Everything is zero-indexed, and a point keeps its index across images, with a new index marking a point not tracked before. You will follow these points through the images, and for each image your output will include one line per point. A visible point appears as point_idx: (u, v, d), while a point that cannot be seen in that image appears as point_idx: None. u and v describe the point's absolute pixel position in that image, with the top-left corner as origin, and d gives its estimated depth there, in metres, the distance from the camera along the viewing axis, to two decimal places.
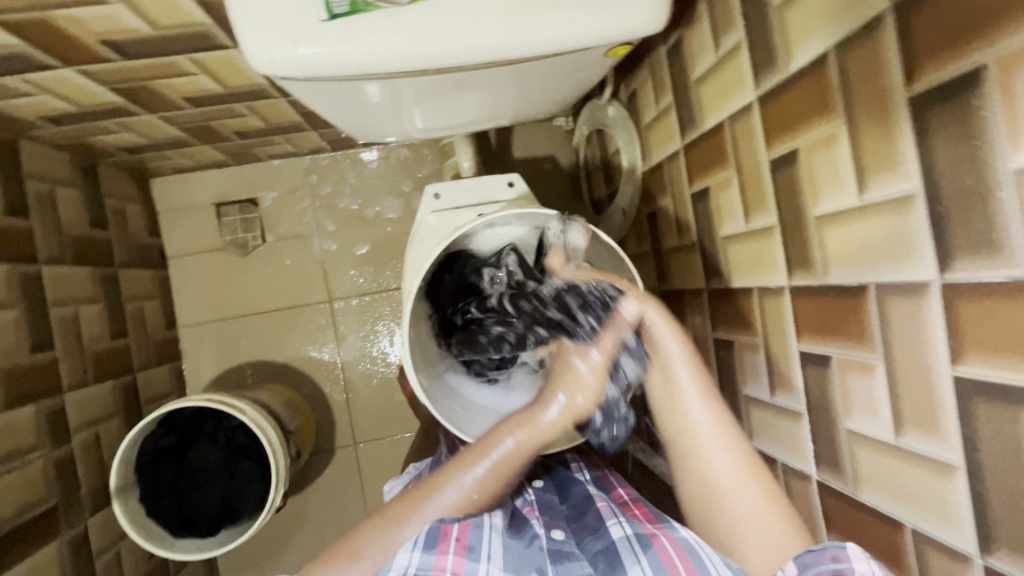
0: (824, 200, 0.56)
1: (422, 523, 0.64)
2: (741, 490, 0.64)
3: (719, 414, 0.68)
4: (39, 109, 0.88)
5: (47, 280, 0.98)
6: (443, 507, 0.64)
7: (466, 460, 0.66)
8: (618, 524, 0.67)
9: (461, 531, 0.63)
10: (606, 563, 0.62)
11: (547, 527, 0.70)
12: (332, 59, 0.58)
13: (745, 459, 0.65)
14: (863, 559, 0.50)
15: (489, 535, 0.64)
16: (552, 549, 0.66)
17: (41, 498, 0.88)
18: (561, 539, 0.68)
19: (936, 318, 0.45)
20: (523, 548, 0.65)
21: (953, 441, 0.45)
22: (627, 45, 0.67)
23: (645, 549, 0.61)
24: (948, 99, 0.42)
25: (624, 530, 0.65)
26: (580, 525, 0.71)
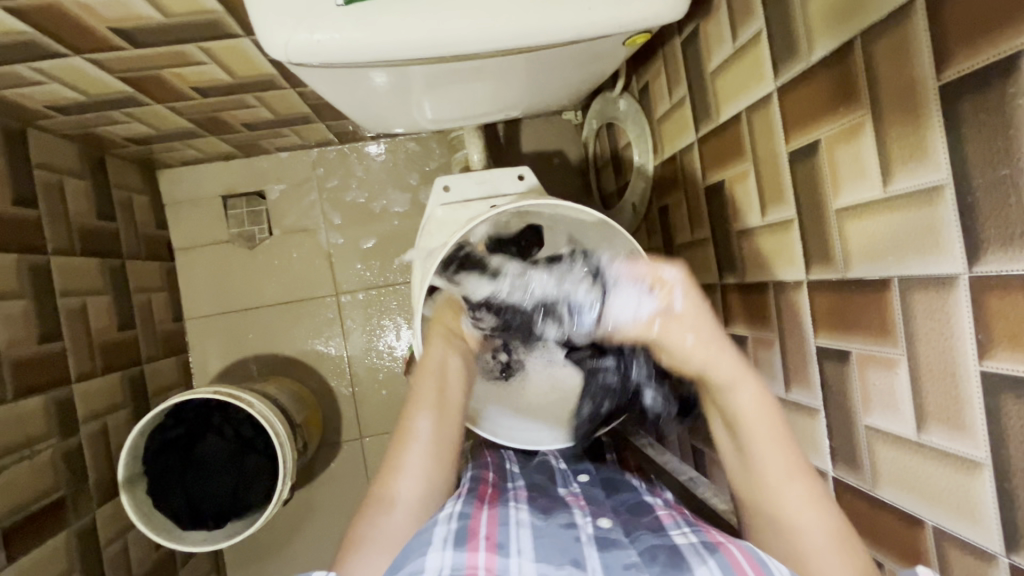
0: (845, 193, 0.55)
1: (396, 503, 0.72)
2: (790, 488, 0.60)
3: (775, 423, 0.62)
4: (48, 98, 0.88)
5: (56, 270, 0.98)
6: (405, 478, 0.73)
7: (407, 430, 0.75)
8: (683, 532, 0.64)
9: (487, 530, 0.63)
10: (667, 556, 0.60)
11: (593, 518, 0.69)
12: (346, 46, 0.57)
13: (796, 460, 0.61)
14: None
15: (514, 533, 0.64)
16: (598, 537, 0.65)
17: (49, 488, 0.88)
18: (607, 527, 0.67)
19: (963, 312, 0.44)
20: (560, 533, 0.64)
21: (980, 437, 0.44)
22: (645, 34, 0.66)
23: (714, 552, 0.58)
24: (982, 87, 0.41)
25: (689, 537, 0.62)
26: (634, 521, 0.70)
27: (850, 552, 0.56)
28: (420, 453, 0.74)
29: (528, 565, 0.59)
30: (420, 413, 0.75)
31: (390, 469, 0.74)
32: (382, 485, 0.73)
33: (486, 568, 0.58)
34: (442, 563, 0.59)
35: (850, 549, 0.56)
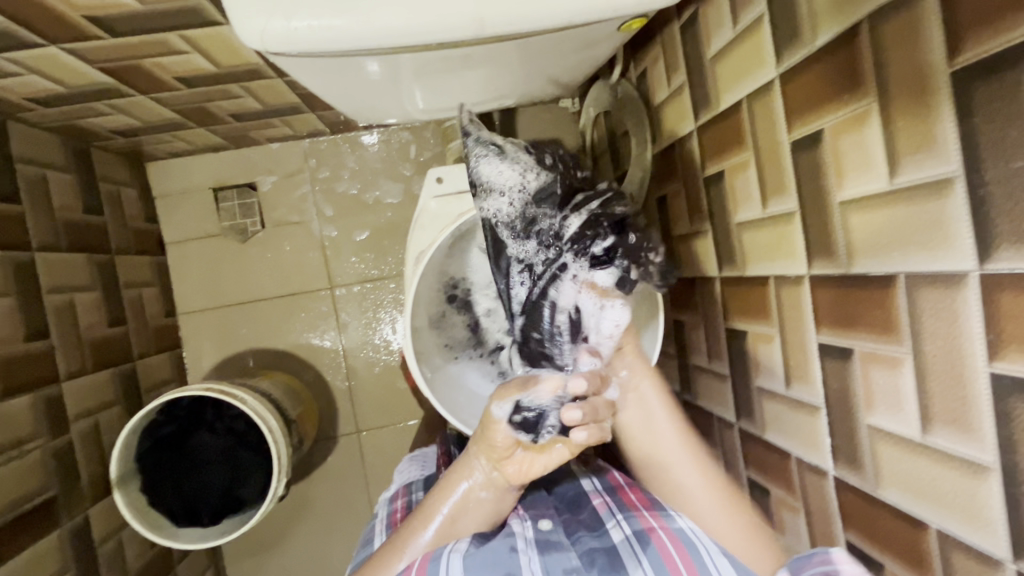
0: (850, 184, 0.53)
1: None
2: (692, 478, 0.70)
3: (686, 437, 0.72)
4: (26, 90, 0.85)
5: (42, 267, 0.96)
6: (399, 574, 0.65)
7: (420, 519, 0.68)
8: (617, 524, 0.68)
9: (420, 560, 0.61)
10: (606, 562, 0.64)
11: (533, 522, 0.73)
12: (328, 34, 0.55)
13: (702, 457, 0.71)
14: (848, 561, 0.53)
15: (448, 559, 0.61)
16: (540, 540, 0.69)
17: (40, 488, 0.87)
18: (548, 531, 0.71)
19: (973, 310, 0.42)
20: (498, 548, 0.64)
21: (987, 440, 0.43)
22: (642, 19, 0.63)
23: (644, 546, 0.63)
24: (997, 74, 0.38)
25: (623, 530, 0.66)
26: (574, 519, 0.74)
27: (737, 525, 0.67)
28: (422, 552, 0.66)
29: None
30: (422, 523, 0.68)
31: (383, 558, 0.66)
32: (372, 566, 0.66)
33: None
34: None
35: (743, 528, 0.66)
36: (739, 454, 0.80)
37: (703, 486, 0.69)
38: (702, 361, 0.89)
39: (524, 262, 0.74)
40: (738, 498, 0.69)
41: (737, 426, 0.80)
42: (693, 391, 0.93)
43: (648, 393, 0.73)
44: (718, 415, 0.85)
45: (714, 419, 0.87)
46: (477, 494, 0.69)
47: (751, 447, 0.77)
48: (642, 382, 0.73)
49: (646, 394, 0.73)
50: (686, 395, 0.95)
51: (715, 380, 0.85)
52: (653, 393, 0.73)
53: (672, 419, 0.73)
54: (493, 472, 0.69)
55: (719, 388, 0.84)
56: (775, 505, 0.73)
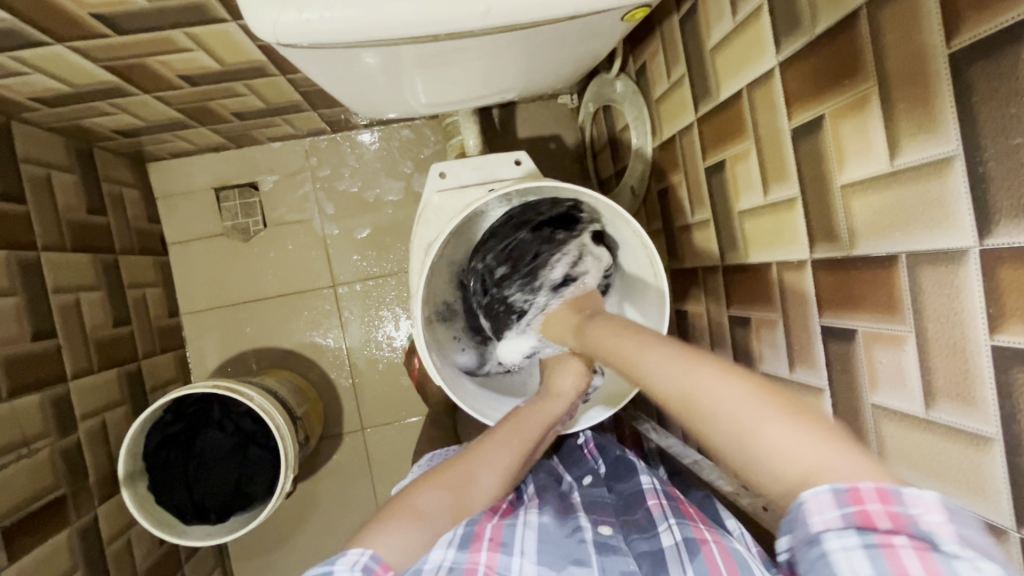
0: (851, 168, 0.54)
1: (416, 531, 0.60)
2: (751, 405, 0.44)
3: (711, 364, 0.48)
4: (30, 89, 0.85)
5: (47, 266, 0.96)
6: (439, 510, 0.63)
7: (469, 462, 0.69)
8: (669, 528, 0.64)
9: (492, 531, 0.62)
10: (653, 566, 0.61)
11: (593, 524, 0.68)
12: (336, 25, 0.55)
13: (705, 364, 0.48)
14: (825, 507, 0.39)
15: (521, 533, 0.63)
16: (599, 542, 0.64)
17: (49, 486, 0.87)
18: (608, 534, 0.66)
19: (974, 285, 0.44)
20: (563, 540, 0.63)
21: (991, 413, 0.44)
22: (643, 9, 0.64)
23: (692, 553, 0.59)
24: (995, 53, 0.39)
25: (674, 536, 0.62)
26: (630, 521, 0.70)
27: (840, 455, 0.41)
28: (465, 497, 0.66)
29: (531, 567, 0.59)
30: (507, 438, 0.72)
31: (423, 489, 0.64)
32: (408, 498, 0.63)
33: (487, 565, 0.58)
34: (446, 557, 0.58)
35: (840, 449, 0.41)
36: None
37: (736, 395, 0.45)
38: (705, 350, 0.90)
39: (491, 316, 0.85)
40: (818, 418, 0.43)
41: None
42: None
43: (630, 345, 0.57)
44: None
45: None
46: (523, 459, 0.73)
47: None
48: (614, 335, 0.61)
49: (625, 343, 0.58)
50: None
51: None
52: (635, 340, 0.57)
53: (670, 351, 0.52)
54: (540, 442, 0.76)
55: None
56: None
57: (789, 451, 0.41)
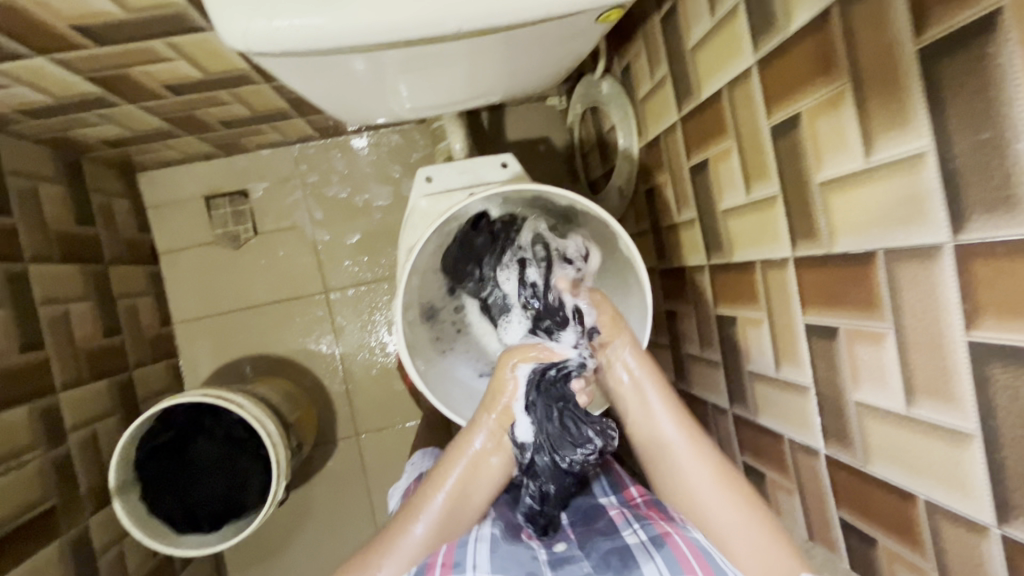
0: (828, 165, 0.54)
1: (395, 563, 0.63)
2: (711, 495, 0.63)
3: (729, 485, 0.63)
4: (15, 102, 0.85)
5: (35, 278, 0.96)
6: (415, 542, 0.65)
7: (434, 481, 0.68)
8: (632, 530, 0.64)
9: (444, 555, 0.60)
10: (618, 560, 0.59)
11: (548, 544, 0.67)
12: (310, 33, 0.56)
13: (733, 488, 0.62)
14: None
15: (473, 549, 0.61)
16: (554, 559, 0.62)
17: (38, 499, 0.87)
18: (563, 549, 0.65)
19: (949, 279, 0.43)
20: (518, 554, 0.62)
21: (969, 409, 0.44)
22: (618, 9, 0.64)
23: (658, 546, 0.59)
24: (961, 48, 0.39)
25: (639, 535, 0.62)
26: (590, 529, 0.69)
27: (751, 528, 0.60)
28: (438, 519, 0.66)
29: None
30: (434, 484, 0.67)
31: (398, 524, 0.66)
32: (391, 532, 0.66)
33: None
34: None
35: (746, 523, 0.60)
36: (734, 441, 0.81)
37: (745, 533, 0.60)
38: (694, 349, 0.90)
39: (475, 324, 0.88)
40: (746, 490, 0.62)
41: (731, 412, 0.81)
42: (688, 380, 0.93)
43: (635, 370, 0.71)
44: (712, 402, 0.86)
45: (708, 407, 0.88)
46: (489, 460, 0.69)
47: (745, 432, 0.78)
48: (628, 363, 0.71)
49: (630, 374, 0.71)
50: (680, 384, 0.96)
51: (708, 367, 0.86)
52: (668, 423, 0.67)
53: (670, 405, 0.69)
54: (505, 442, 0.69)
55: (712, 375, 0.85)
56: (770, 488, 0.74)
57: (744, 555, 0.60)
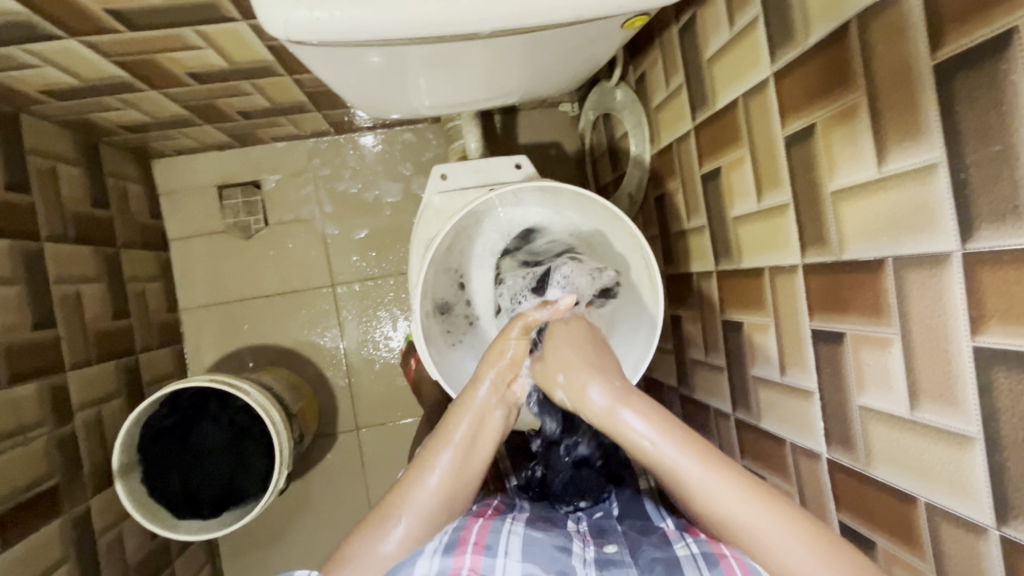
0: (841, 174, 0.56)
1: (411, 516, 0.61)
2: (764, 527, 0.53)
3: (764, 505, 0.54)
4: (42, 82, 0.87)
5: (50, 257, 0.97)
6: (430, 490, 0.63)
7: (442, 435, 0.66)
8: (685, 544, 0.59)
9: (477, 534, 0.58)
10: (663, 569, 0.56)
11: (596, 545, 0.64)
12: (344, 24, 0.57)
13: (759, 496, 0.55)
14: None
15: (506, 537, 0.58)
16: (600, 559, 0.60)
17: (43, 476, 0.87)
18: (612, 552, 0.62)
19: (956, 287, 0.45)
20: (553, 549, 0.58)
21: (971, 412, 0.45)
22: (643, 16, 0.67)
23: (711, 565, 0.54)
24: (975, 65, 0.41)
25: (691, 549, 0.58)
26: (641, 540, 0.65)
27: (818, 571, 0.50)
28: (451, 468, 0.64)
29: (516, 566, 0.55)
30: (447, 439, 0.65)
31: (411, 477, 0.64)
32: (404, 487, 0.63)
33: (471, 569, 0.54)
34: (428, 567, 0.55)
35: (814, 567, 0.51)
36: (735, 444, 0.82)
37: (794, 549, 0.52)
38: (699, 355, 0.91)
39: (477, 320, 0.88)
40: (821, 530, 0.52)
41: (734, 417, 0.82)
42: (691, 385, 0.95)
43: (628, 417, 0.60)
44: (715, 407, 0.87)
45: (711, 410, 0.89)
46: (494, 413, 0.68)
47: (747, 436, 0.79)
48: (618, 408, 0.61)
49: (626, 421, 0.60)
50: (683, 389, 0.97)
51: (712, 372, 0.87)
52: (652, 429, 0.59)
53: (680, 443, 0.58)
54: (509, 391, 0.70)
55: (716, 380, 0.86)
56: None
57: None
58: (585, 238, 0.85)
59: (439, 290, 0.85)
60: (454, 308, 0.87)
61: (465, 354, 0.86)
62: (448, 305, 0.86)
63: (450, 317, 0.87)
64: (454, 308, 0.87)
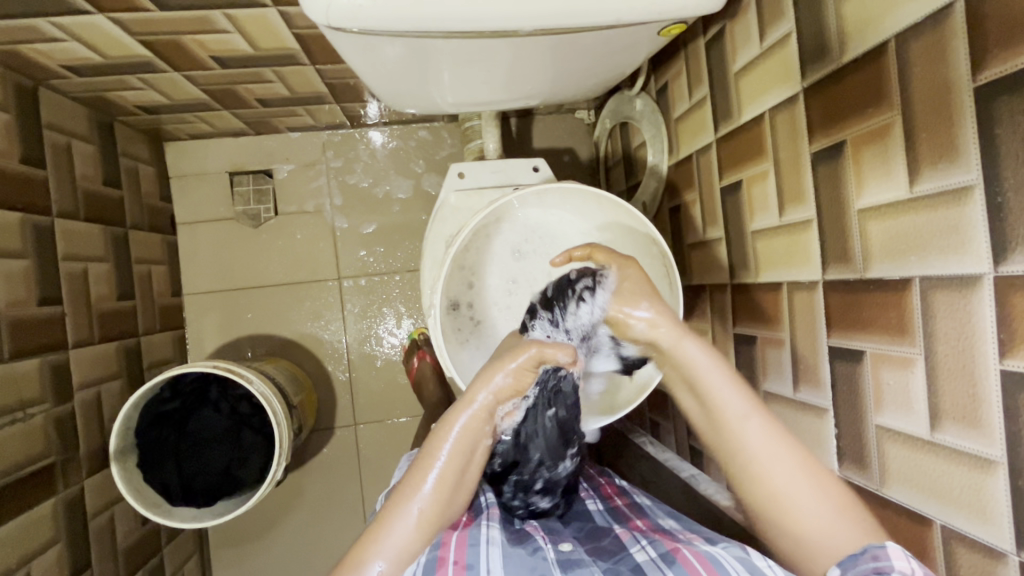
0: (869, 193, 0.56)
1: (389, 555, 0.59)
2: (794, 484, 0.56)
3: (791, 454, 0.58)
4: (65, 56, 0.86)
5: (60, 233, 0.96)
6: (410, 527, 0.61)
7: (423, 469, 0.64)
8: (642, 547, 0.64)
9: (456, 552, 0.61)
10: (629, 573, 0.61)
11: (553, 543, 0.69)
12: (383, 14, 0.57)
13: (789, 447, 0.58)
14: (904, 557, 0.47)
15: (485, 551, 0.62)
16: (562, 560, 0.64)
17: (40, 454, 0.86)
18: (569, 551, 0.67)
19: (986, 310, 0.45)
20: (524, 557, 0.64)
21: (996, 436, 0.45)
22: (678, 25, 0.67)
23: (670, 563, 0.58)
24: (1019, 89, 0.41)
25: (648, 553, 0.62)
26: (597, 546, 0.69)
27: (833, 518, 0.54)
28: (432, 504, 0.62)
29: None
30: (430, 468, 0.63)
31: (388, 515, 0.61)
32: (381, 525, 0.61)
33: None
34: None
35: (831, 516, 0.54)
36: None
37: (814, 503, 0.55)
38: None
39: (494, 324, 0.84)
40: (833, 484, 0.56)
41: None
42: None
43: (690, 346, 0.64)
44: None
45: None
46: (483, 441, 0.66)
47: None
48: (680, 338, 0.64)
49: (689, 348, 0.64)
50: None
51: None
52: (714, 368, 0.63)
53: (737, 389, 0.61)
54: (500, 417, 0.68)
55: None
56: None
57: (821, 529, 0.54)
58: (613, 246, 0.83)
59: (454, 290, 0.82)
60: (466, 311, 0.84)
61: (477, 356, 0.83)
62: (462, 307, 0.83)
63: (463, 320, 0.83)
64: (465, 311, 0.84)
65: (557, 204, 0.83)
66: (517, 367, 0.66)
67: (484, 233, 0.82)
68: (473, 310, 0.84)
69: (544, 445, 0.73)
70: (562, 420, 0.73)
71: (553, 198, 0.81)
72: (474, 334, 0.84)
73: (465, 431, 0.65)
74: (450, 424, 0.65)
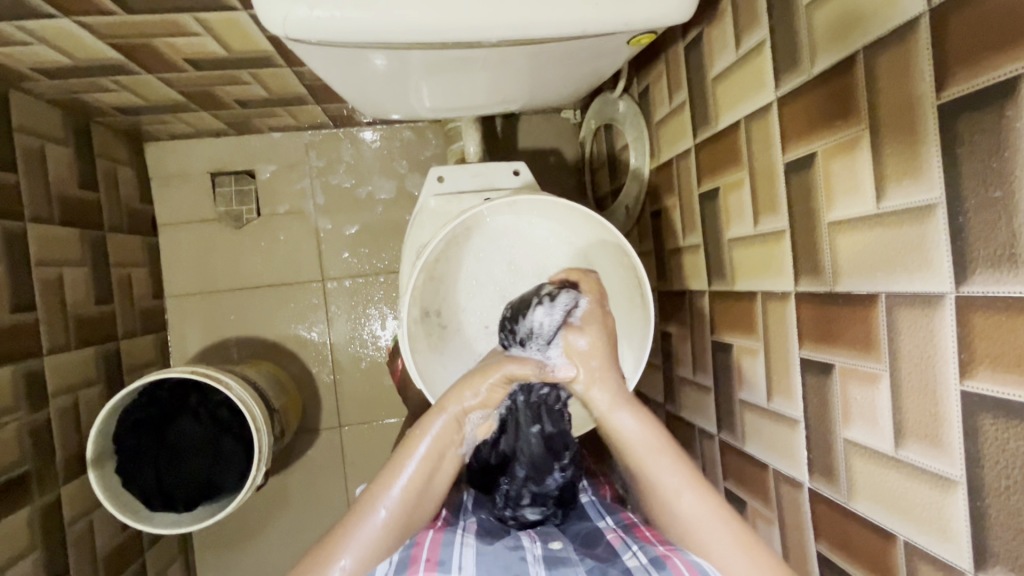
0: (839, 206, 0.55)
1: (353, 554, 0.58)
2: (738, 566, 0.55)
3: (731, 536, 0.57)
4: (33, 59, 0.84)
5: (33, 239, 0.95)
6: (376, 529, 0.60)
7: (392, 469, 0.63)
8: (633, 554, 0.59)
9: (429, 551, 0.58)
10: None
11: (543, 541, 0.65)
12: (345, 24, 0.56)
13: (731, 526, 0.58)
14: None
15: (459, 550, 0.58)
16: (547, 556, 0.61)
17: (14, 463, 0.85)
18: (557, 548, 0.63)
19: (947, 329, 0.45)
20: (503, 553, 0.60)
21: (956, 455, 0.45)
22: (650, 34, 0.66)
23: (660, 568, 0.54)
24: (979, 108, 0.41)
25: (639, 559, 0.58)
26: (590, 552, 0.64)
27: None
28: (401, 504, 0.62)
29: None
30: (399, 468, 0.63)
31: (356, 513, 0.61)
32: (348, 523, 0.60)
33: None
34: None
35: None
36: (718, 466, 0.82)
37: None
38: (687, 373, 0.91)
39: (466, 332, 0.83)
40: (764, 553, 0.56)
41: (718, 437, 0.82)
42: (677, 403, 0.95)
43: (623, 417, 0.65)
44: (700, 426, 0.87)
45: (696, 430, 0.88)
46: (452, 443, 0.66)
47: (730, 459, 0.79)
48: (615, 408, 0.66)
49: (621, 419, 0.65)
50: (669, 406, 0.97)
51: (698, 392, 0.87)
52: (649, 435, 0.64)
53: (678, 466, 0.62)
54: (471, 428, 0.67)
55: (702, 401, 0.86)
56: (750, 516, 0.75)
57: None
58: (588, 250, 0.83)
59: (424, 299, 0.81)
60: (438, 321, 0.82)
61: (449, 364, 0.82)
62: (434, 316, 0.82)
63: (435, 329, 0.82)
64: (437, 320, 0.82)
65: (528, 211, 0.82)
66: (488, 385, 0.66)
67: (456, 242, 0.81)
68: (445, 319, 0.82)
69: (529, 461, 0.69)
70: (547, 437, 0.70)
71: (522, 205, 0.80)
72: (446, 343, 0.82)
73: (435, 439, 0.65)
74: (418, 430, 0.65)
